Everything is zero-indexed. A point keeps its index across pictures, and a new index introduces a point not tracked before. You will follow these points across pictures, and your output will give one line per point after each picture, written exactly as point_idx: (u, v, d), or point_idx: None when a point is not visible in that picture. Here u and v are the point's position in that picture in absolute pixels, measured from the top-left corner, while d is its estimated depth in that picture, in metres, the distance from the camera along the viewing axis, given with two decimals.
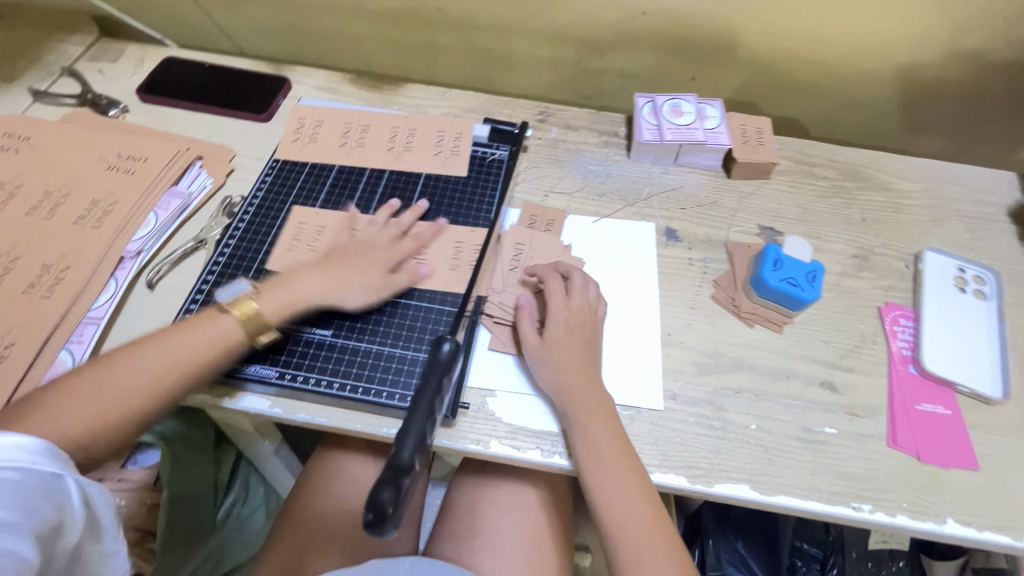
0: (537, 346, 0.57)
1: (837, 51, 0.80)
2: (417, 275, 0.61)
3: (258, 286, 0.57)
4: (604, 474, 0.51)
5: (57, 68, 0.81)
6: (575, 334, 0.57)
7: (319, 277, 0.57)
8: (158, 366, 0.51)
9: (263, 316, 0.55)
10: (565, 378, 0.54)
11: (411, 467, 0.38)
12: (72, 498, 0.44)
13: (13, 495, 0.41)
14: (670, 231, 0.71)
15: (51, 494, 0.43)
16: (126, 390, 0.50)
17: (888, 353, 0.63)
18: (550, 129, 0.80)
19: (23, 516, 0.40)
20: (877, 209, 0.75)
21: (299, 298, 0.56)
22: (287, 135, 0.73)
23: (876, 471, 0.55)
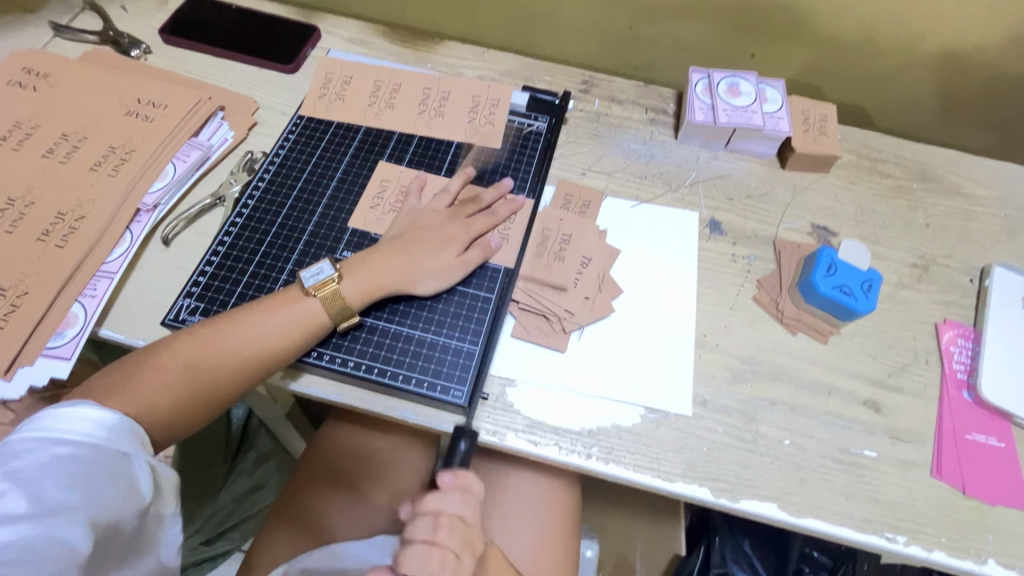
0: None
1: (922, 34, 0.72)
2: (489, 248, 0.58)
3: (340, 268, 0.54)
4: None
5: (79, 1, 0.76)
6: None
7: (363, 276, 0.53)
8: (245, 348, 0.49)
9: (344, 299, 0.52)
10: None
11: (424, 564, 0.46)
12: (139, 484, 0.43)
13: (77, 471, 0.39)
14: (714, 223, 0.66)
15: (116, 476, 0.41)
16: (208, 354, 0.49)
17: (942, 375, 0.58)
18: (593, 102, 0.74)
19: (83, 496, 0.39)
20: (944, 215, 0.69)
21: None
22: (314, 90, 0.68)
23: (916, 501, 0.51)
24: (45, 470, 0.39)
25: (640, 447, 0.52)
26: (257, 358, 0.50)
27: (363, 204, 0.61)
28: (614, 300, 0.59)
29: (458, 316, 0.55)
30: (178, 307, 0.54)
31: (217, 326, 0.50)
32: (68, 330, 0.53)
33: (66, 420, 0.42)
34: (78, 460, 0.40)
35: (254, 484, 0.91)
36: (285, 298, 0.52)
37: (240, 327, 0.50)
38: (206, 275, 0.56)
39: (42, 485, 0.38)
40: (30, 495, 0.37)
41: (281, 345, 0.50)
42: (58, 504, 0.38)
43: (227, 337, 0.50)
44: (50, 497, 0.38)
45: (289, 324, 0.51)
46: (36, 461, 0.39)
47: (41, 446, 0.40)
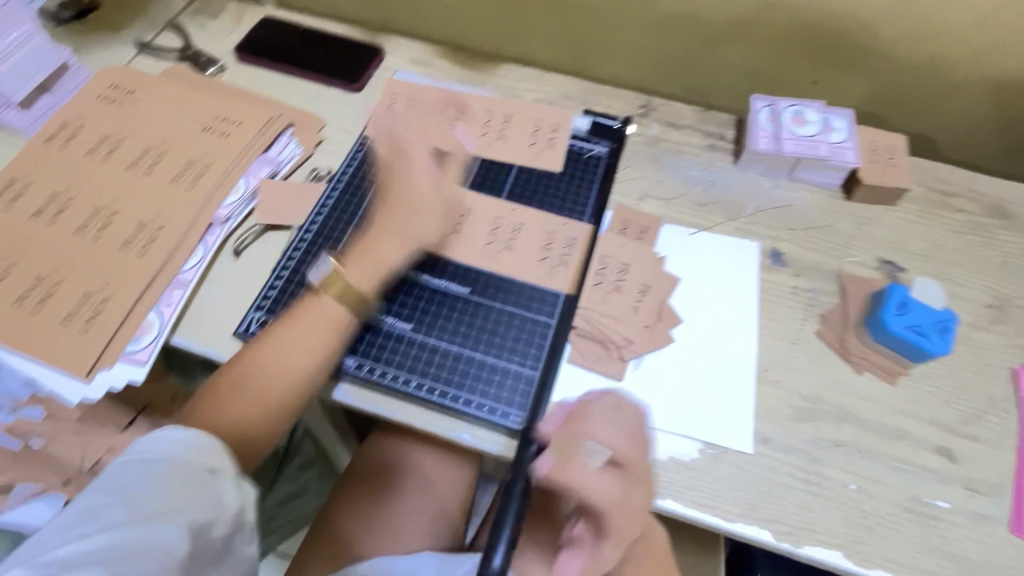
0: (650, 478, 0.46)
1: (1000, 65, 0.69)
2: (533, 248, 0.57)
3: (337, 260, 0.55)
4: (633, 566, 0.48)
5: (161, 20, 0.81)
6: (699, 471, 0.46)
7: (362, 263, 0.54)
8: (277, 362, 0.51)
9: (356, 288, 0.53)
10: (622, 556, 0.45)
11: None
12: (225, 495, 0.43)
13: (168, 485, 0.41)
14: (776, 254, 0.64)
15: (203, 487, 0.42)
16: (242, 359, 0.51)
17: (1021, 424, 0.55)
18: (651, 126, 0.74)
19: (174, 507, 0.40)
20: (1021, 254, 0.65)
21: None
22: (379, 109, 0.70)
23: (993, 558, 0.49)
24: (139, 485, 0.40)
25: (698, 483, 0.51)
26: (295, 368, 0.51)
27: None
28: (673, 329, 0.58)
29: (518, 340, 0.56)
30: (249, 320, 0.57)
31: (242, 356, 0.51)
32: (145, 335, 0.55)
33: (156, 442, 0.43)
34: (166, 475, 0.41)
35: (296, 490, 0.94)
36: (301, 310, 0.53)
37: (267, 349, 0.51)
38: (275, 289, 0.58)
39: (136, 498, 0.39)
40: (127, 506, 0.39)
41: (315, 350, 0.51)
42: (152, 514, 0.39)
43: (257, 360, 0.51)
44: (144, 508, 0.39)
45: (319, 330, 0.52)
46: (132, 477, 0.41)
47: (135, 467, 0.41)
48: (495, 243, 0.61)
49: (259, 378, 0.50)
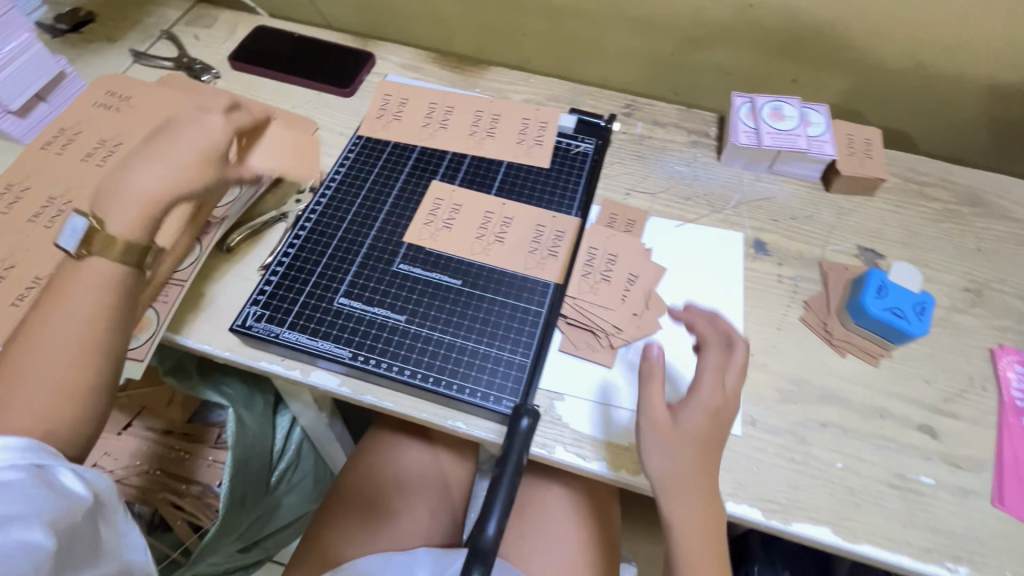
0: (665, 427, 0.48)
1: (969, 60, 0.72)
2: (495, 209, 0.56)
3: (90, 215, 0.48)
4: (674, 497, 0.47)
5: (156, 31, 0.83)
6: (713, 429, 0.48)
7: (122, 213, 0.48)
8: (57, 330, 0.44)
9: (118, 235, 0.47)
10: (678, 467, 0.48)
11: (494, 545, 0.42)
12: (73, 487, 0.42)
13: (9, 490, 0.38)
14: (759, 244, 0.66)
15: (49, 485, 0.41)
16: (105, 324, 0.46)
17: (1000, 402, 0.56)
18: (636, 125, 0.76)
19: (30, 507, 0.39)
20: (996, 239, 0.68)
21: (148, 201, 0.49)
22: (371, 111, 0.72)
23: (977, 531, 0.50)
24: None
25: None
26: (76, 329, 0.45)
27: (418, 219, 0.63)
28: (661, 317, 0.60)
29: (510, 328, 0.57)
30: (245, 314, 0.57)
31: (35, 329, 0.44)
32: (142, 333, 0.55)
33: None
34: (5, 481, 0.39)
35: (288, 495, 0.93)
36: (66, 274, 0.47)
37: (46, 319, 0.45)
38: (271, 284, 0.59)
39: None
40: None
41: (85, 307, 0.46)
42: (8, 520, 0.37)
43: (45, 332, 0.44)
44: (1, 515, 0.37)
45: (85, 287, 0.46)
46: None
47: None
48: (485, 237, 0.62)
49: (46, 352, 0.44)
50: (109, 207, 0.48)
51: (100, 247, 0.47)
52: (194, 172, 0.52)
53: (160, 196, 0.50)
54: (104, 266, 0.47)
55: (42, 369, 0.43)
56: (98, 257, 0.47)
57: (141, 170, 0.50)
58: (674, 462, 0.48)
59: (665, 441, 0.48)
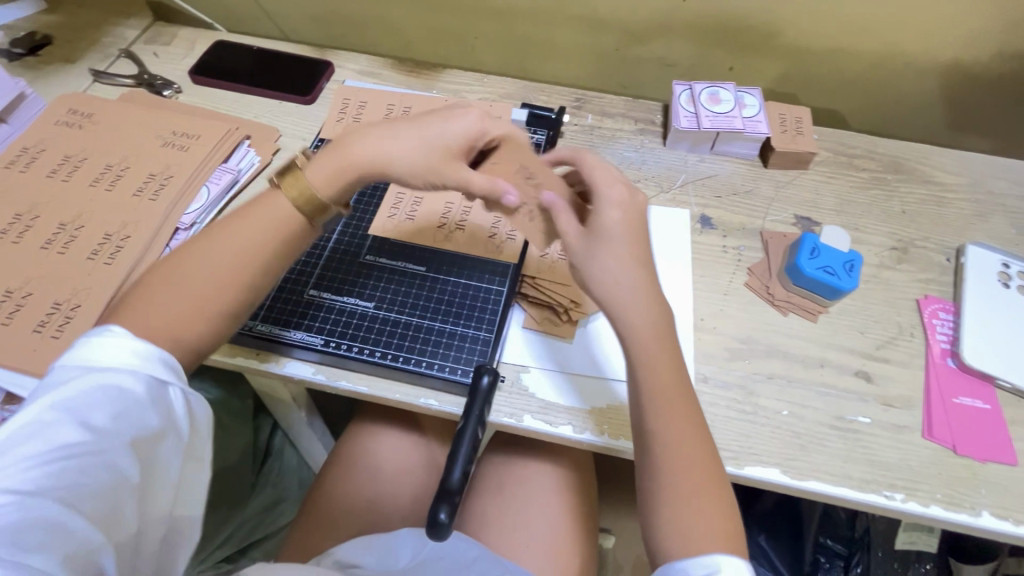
0: (584, 244, 0.47)
1: (884, 41, 0.79)
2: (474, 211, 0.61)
3: (308, 158, 0.52)
4: (660, 420, 0.46)
5: (116, 50, 0.84)
6: (634, 226, 0.49)
7: (327, 160, 0.50)
8: (213, 267, 0.48)
9: (311, 180, 0.50)
10: (621, 283, 0.46)
11: (459, 488, 0.49)
12: (174, 411, 0.44)
13: (117, 403, 0.41)
14: (705, 218, 0.71)
15: (154, 404, 0.43)
16: (250, 266, 0.49)
17: (926, 345, 0.62)
18: (586, 116, 0.80)
19: (125, 426, 0.41)
20: (918, 202, 0.74)
21: (347, 163, 0.50)
22: (331, 116, 0.75)
23: (910, 460, 0.55)
24: (95, 403, 0.41)
25: None
26: (235, 267, 0.48)
27: (380, 214, 0.66)
28: None
29: (474, 307, 0.60)
30: None
31: (178, 257, 0.48)
32: None
33: (97, 351, 0.43)
34: (115, 392, 0.42)
35: (278, 496, 0.96)
36: (252, 207, 0.51)
37: (203, 251, 0.48)
38: None
39: (91, 414, 0.41)
40: (76, 424, 0.40)
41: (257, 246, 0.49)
42: (102, 430, 0.40)
43: (193, 267, 0.48)
44: (96, 422, 0.40)
45: (259, 226, 0.49)
46: (89, 397, 0.41)
47: (83, 376, 0.42)
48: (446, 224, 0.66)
49: (194, 284, 0.47)
50: (322, 156, 0.51)
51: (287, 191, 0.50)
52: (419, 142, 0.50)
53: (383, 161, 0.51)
54: (280, 211, 0.50)
55: (179, 297, 0.47)
56: (279, 197, 0.50)
57: (371, 134, 0.51)
58: (656, 378, 0.46)
59: (598, 246, 0.47)
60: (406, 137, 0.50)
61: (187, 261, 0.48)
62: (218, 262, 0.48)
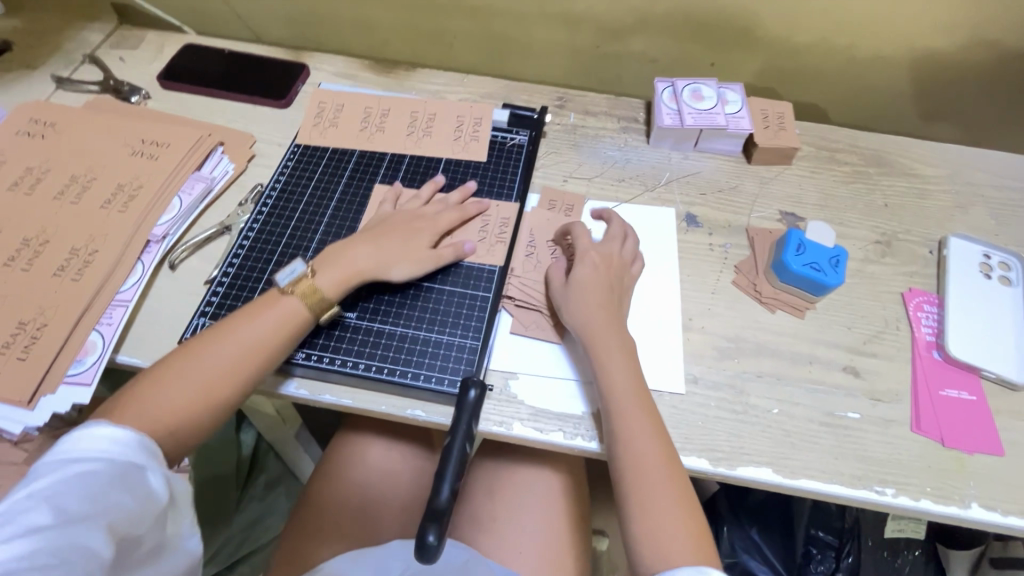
0: (563, 289, 0.58)
1: (863, 34, 0.79)
2: (462, 250, 0.61)
3: (312, 265, 0.57)
4: (626, 417, 0.51)
5: (79, 55, 0.81)
6: (600, 275, 0.58)
7: (332, 269, 0.56)
8: (222, 361, 0.50)
9: (321, 291, 0.55)
10: (589, 324, 0.56)
11: (448, 508, 0.46)
12: (155, 489, 0.44)
13: (93, 487, 0.41)
14: (690, 217, 0.70)
15: (131, 484, 0.43)
16: (253, 360, 0.51)
17: (912, 338, 0.62)
18: (569, 115, 0.79)
19: (101, 509, 0.41)
20: (900, 195, 0.74)
21: (345, 266, 0.57)
22: (307, 120, 0.73)
23: (900, 455, 0.55)
24: (70, 487, 0.41)
25: None
26: (242, 359, 0.51)
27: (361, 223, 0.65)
28: None
29: (459, 314, 0.59)
30: (194, 326, 0.58)
31: (187, 352, 0.51)
32: (88, 357, 0.55)
33: (81, 438, 0.43)
34: (94, 475, 0.42)
35: (263, 512, 0.94)
36: (264, 303, 0.54)
37: (215, 343, 0.51)
38: (218, 295, 0.60)
39: (65, 500, 0.40)
40: (53, 509, 0.40)
41: (264, 341, 0.52)
42: (77, 513, 0.40)
43: (204, 358, 0.50)
44: (71, 507, 0.40)
45: (269, 322, 0.53)
46: (63, 480, 0.41)
47: (61, 465, 0.42)
48: None
49: (202, 375, 0.50)
50: (325, 266, 0.57)
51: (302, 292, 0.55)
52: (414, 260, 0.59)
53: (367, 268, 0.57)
54: (292, 310, 0.54)
55: (184, 382, 0.49)
56: (292, 299, 0.54)
57: (362, 248, 0.58)
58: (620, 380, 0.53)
59: (571, 291, 0.58)
60: (379, 247, 0.59)
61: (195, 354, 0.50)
62: (227, 355, 0.50)
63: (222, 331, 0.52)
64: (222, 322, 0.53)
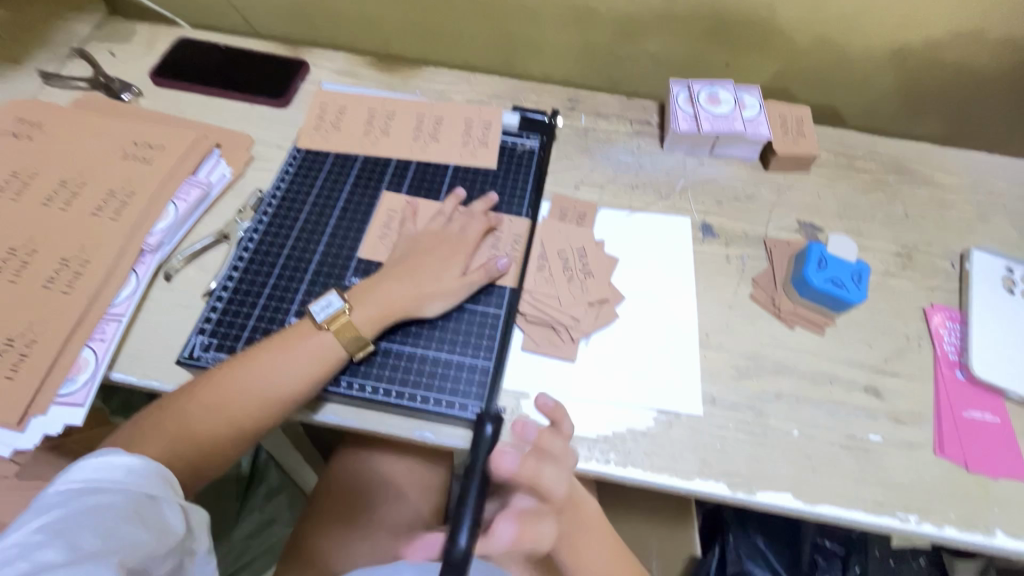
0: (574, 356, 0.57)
1: (885, 36, 0.76)
2: (495, 271, 0.58)
3: (348, 298, 0.55)
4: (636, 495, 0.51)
5: (66, 49, 0.77)
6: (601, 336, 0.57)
7: (369, 305, 0.54)
8: (256, 393, 0.50)
9: (357, 328, 0.53)
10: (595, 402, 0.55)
11: (467, 556, 0.39)
12: (171, 521, 0.42)
13: (108, 518, 0.39)
14: (706, 227, 0.68)
15: (144, 516, 0.41)
16: (285, 396, 0.50)
17: (934, 356, 0.60)
18: (580, 118, 0.76)
19: (117, 542, 0.38)
20: (920, 205, 0.72)
21: (378, 304, 0.54)
22: (309, 122, 0.70)
23: (923, 479, 0.53)
24: (77, 522, 0.38)
25: (655, 448, 0.53)
26: (274, 395, 0.50)
27: (368, 235, 0.62)
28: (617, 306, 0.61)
29: (470, 332, 0.57)
30: (192, 344, 0.55)
31: (221, 376, 0.50)
32: (80, 375, 0.53)
33: (94, 470, 0.42)
34: (109, 505, 0.40)
35: (267, 518, 0.93)
36: (298, 333, 0.53)
37: (251, 373, 0.50)
38: (217, 310, 0.57)
39: (75, 534, 0.37)
40: (65, 543, 0.37)
41: (300, 379, 0.51)
42: (90, 549, 0.37)
43: (238, 388, 0.50)
44: (82, 543, 0.37)
45: (305, 357, 0.51)
46: (69, 513, 0.38)
47: (74, 497, 0.40)
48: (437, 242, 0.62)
49: (232, 408, 0.49)
50: (360, 301, 0.55)
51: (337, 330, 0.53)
52: (450, 291, 0.57)
53: (399, 306, 0.55)
54: (327, 348, 0.52)
55: (213, 414, 0.49)
56: (327, 336, 0.53)
57: (395, 285, 0.56)
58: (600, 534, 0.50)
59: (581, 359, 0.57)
60: (415, 282, 0.56)
61: (232, 382, 0.50)
62: (262, 390, 0.50)
63: (254, 360, 0.51)
64: (260, 344, 0.52)
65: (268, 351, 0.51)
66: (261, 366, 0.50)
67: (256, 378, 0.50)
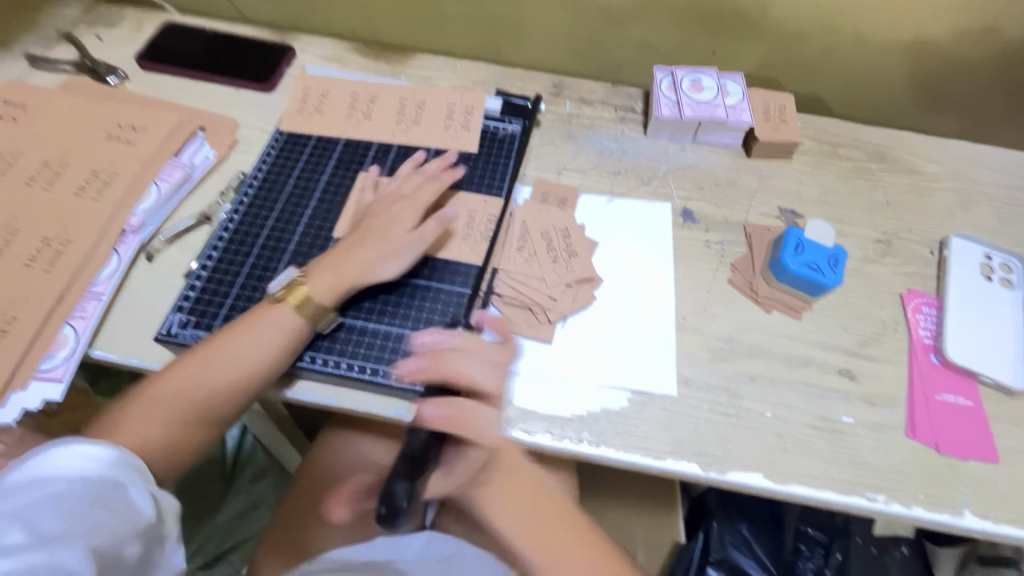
0: None
1: (870, 24, 0.76)
2: None
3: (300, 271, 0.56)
4: None
5: (53, 32, 0.78)
6: None
7: (325, 273, 0.55)
8: (237, 368, 0.51)
9: (313, 296, 0.54)
10: None
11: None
12: (139, 507, 0.42)
13: (74, 504, 0.39)
14: (686, 212, 0.68)
15: (112, 502, 0.41)
16: (263, 369, 0.52)
17: (910, 341, 0.61)
18: (564, 104, 0.77)
19: (85, 526, 0.38)
20: (902, 193, 0.72)
21: (342, 276, 0.55)
22: (292, 105, 0.70)
23: (893, 461, 0.54)
24: (43, 507, 0.38)
25: (629, 428, 0.54)
26: (252, 370, 0.51)
27: (346, 215, 0.63)
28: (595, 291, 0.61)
29: (445, 312, 0.57)
30: (169, 322, 0.56)
31: (200, 354, 0.51)
32: (60, 352, 0.53)
33: (61, 456, 0.42)
34: (76, 490, 0.40)
35: (254, 501, 0.95)
36: (274, 309, 0.53)
37: (228, 350, 0.51)
38: (195, 289, 0.57)
39: (41, 519, 0.37)
40: (30, 528, 0.37)
41: (278, 352, 0.52)
42: (57, 534, 0.37)
43: (216, 363, 0.51)
44: (48, 528, 0.37)
45: (280, 331, 0.52)
46: (33, 498, 0.38)
47: (39, 482, 0.39)
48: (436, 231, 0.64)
49: (213, 383, 0.51)
50: (317, 271, 0.55)
51: (292, 298, 0.54)
52: None
53: (375, 282, 0.56)
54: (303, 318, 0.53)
55: (194, 389, 0.50)
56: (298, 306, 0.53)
57: (368, 261, 0.56)
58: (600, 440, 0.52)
59: None
60: (392, 259, 0.57)
61: (209, 359, 0.51)
62: (240, 365, 0.51)
63: (230, 337, 0.52)
64: (236, 321, 0.53)
65: (243, 329, 0.52)
66: (238, 342, 0.51)
67: (233, 355, 0.51)
